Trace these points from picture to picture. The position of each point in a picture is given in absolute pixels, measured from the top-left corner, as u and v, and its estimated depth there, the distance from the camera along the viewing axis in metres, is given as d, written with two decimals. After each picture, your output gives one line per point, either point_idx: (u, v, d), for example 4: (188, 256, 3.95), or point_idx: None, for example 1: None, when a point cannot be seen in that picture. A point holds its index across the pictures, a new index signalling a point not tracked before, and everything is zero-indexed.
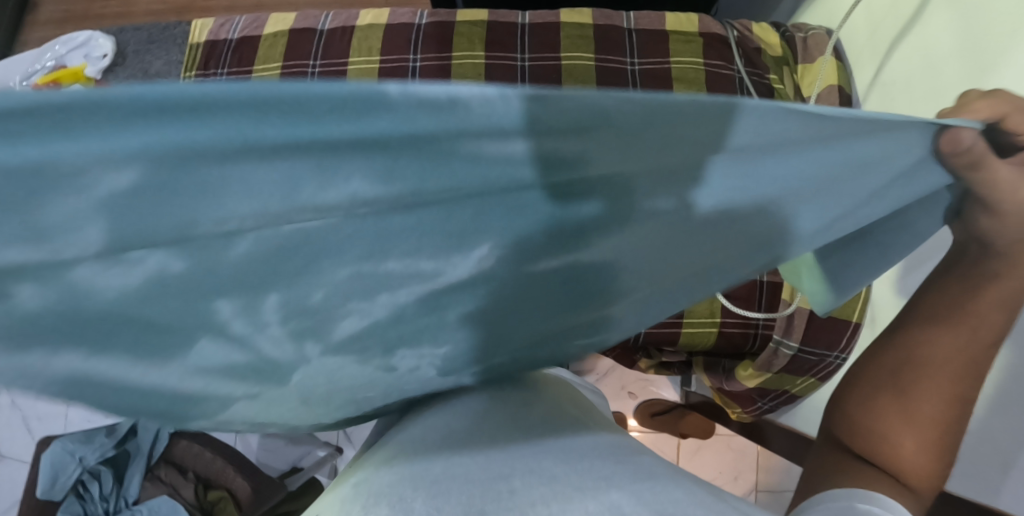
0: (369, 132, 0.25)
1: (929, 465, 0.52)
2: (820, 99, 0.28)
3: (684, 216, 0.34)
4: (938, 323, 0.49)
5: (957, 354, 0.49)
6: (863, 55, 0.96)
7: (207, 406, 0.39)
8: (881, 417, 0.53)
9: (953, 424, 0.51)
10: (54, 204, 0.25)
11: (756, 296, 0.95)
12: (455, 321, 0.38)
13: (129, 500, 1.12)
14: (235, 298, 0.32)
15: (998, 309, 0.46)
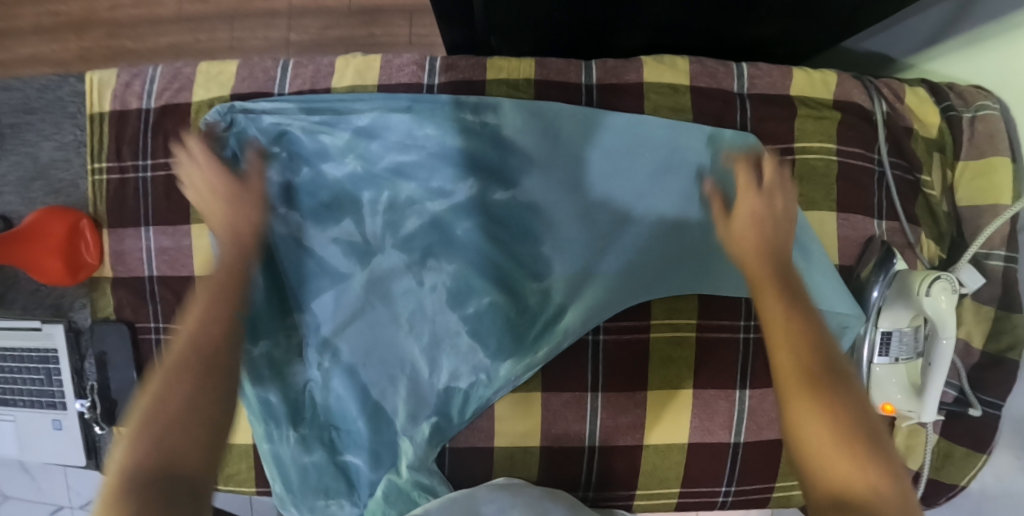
0: (467, 98, 0.76)
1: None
2: (648, 135, 0.75)
3: (609, 201, 0.76)
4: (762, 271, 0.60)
5: (780, 320, 0.55)
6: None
7: (339, 212, 0.77)
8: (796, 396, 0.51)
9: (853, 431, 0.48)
10: (343, 98, 0.76)
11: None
12: (439, 204, 0.76)
13: None
14: (375, 174, 0.76)
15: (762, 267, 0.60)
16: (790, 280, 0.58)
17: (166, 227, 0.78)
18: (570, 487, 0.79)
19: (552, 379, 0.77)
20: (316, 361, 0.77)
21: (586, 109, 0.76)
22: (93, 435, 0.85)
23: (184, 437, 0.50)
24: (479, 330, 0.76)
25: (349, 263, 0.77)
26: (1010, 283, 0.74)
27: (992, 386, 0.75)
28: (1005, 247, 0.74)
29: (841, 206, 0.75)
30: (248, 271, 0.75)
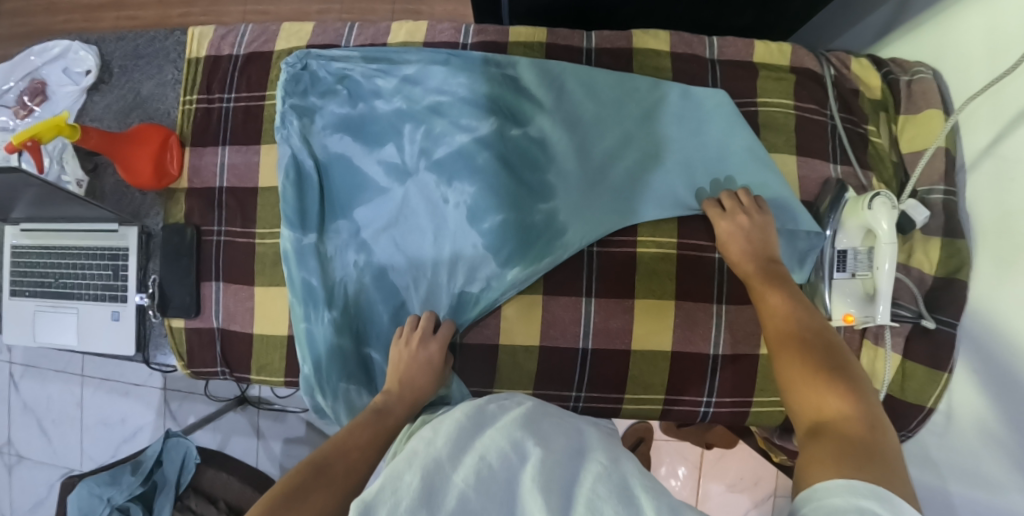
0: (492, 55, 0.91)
1: (834, 453, 0.60)
2: (638, 90, 0.89)
3: (608, 142, 0.90)
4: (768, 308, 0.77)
5: (779, 315, 0.75)
6: (981, 121, 0.83)
7: (384, 139, 0.92)
8: (793, 379, 0.69)
9: (823, 367, 0.68)
10: (396, 51, 0.93)
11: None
12: (463, 136, 0.89)
13: None
14: (414, 110, 0.91)
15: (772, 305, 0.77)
16: (790, 287, 0.78)
17: (240, 146, 0.96)
18: (564, 386, 0.89)
19: (553, 284, 0.89)
20: (356, 261, 0.91)
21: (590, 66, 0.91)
22: (144, 327, 1.01)
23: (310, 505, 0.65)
24: (491, 243, 0.88)
25: (389, 180, 0.92)
26: (951, 213, 0.85)
27: (942, 307, 0.86)
28: (945, 183, 0.86)
29: (799, 150, 0.89)
30: (307, 179, 0.91)
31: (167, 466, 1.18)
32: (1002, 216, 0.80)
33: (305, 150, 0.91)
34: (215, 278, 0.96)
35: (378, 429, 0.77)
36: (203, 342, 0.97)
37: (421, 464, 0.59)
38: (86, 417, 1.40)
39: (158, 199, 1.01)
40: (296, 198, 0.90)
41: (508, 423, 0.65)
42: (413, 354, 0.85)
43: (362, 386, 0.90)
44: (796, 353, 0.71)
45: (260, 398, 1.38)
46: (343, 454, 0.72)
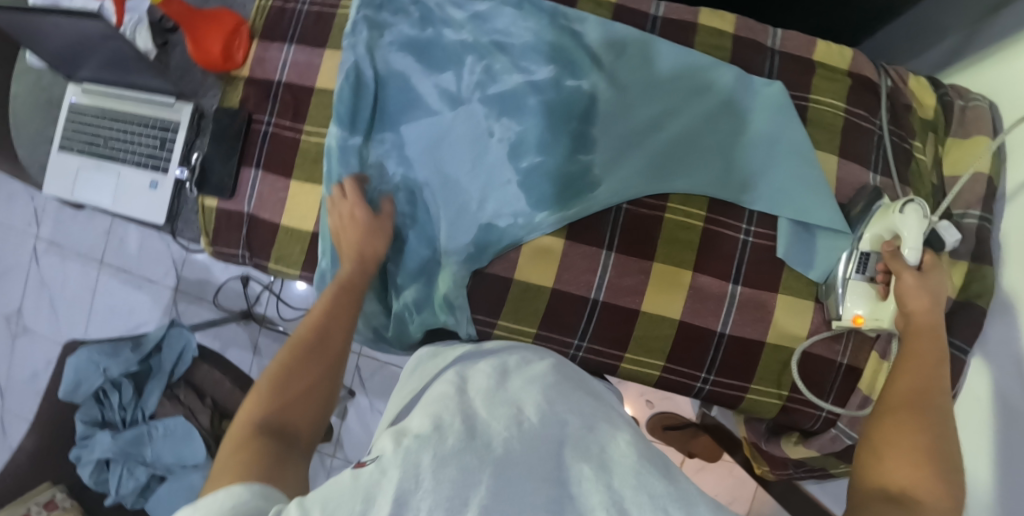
0: (563, 7, 0.94)
1: (919, 460, 0.65)
2: (697, 67, 0.91)
3: (658, 111, 0.90)
4: (902, 374, 0.74)
5: (929, 360, 0.74)
6: None
7: (444, 66, 0.95)
8: (891, 460, 0.67)
9: (934, 456, 0.66)
10: None
11: (833, 378, 0.90)
12: (522, 74, 0.92)
13: (145, 412, 1.18)
14: (478, 44, 0.94)
15: (914, 364, 0.74)
16: (943, 345, 0.75)
17: (306, 47, 1.00)
18: (566, 333, 0.90)
19: (575, 232, 0.90)
20: (392, 173, 0.94)
21: (656, 34, 0.92)
22: (177, 201, 1.04)
23: (299, 405, 0.71)
24: (527, 182, 0.90)
25: (441, 104, 0.94)
26: (983, 239, 0.85)
27: (955, 330, 0.85)
28: (981, 209, 0.86)
29: (841, 152, 0.89)
30: (363, 86, 0.94)
31: (164, 354, 1.21)
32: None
33: (369, 59, 0.95)
34: (256, 166, 1.00)
35: (349, 288, 0.83)
36: (231, 225, 1.00)
37: (458, 409, 0.63)
38: (97, 303, 1.42)
39: (218, 83, 1.05)
40: (350, 99, 0.93)
41: (540, 385, 0.68)
42: (353, 216, 0.88)
43: (372, 292, 0.93)
44: (910, 389, 0.72)
45: (264, 316, 1.39)
46: (322, 336, 0.78)
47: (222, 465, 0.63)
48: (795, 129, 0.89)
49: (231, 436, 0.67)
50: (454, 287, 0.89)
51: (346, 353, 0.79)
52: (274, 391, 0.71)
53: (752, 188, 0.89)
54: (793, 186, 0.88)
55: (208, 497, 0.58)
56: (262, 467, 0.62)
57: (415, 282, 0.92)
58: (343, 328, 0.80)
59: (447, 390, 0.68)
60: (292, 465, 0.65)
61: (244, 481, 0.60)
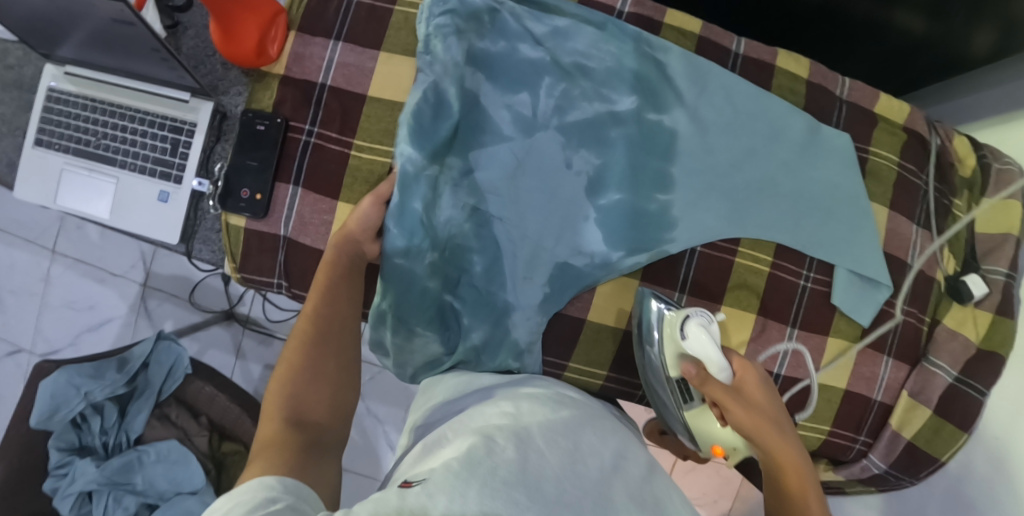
0: (645, 34, 0.92)
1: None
2: (775, 109, 0.91)
3: (736, 152, 0.91)
4: (762, 432, 0.71)
5: (796, 470, 0.69)
6: None
7: (518, 85, 0.91)
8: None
9: None
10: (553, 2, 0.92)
11: (868, 415, 0.92)
12: (605, 102, 0.91)
13: (129, 436, 1.10)
14: (557, 65, 0.91)
15: (750, 410, 0.73)
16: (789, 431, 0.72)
17: (356, 46, 0.93)
18: (636, 374, 0.91)
19: (649, 272, 0.90)
20: (452, 205, 0.86)
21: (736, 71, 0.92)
22: (193, 216, 0.94)
23: (318, 397, 0.70)
24: (604, 219, 0.90)
25: (514, 129, 0.90)
26: (1008, 296, 0.88)
27: (977, 375, 0.89)
28: (1007, 267, 0.89)
29: (893, 205, 0.91)
30: (438, 104, 0.83)
31: (153, 371, 1.12)
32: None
33: (448, 76, 0.84)
34: (294, 183, 0.91)
35: (343, 267, 0.79)
36: (264, 248, 0.91)
37: (513, 433, 0.60)
38: (50, 295, 1.29)
39: (243, 77, 0.96)
40: (429, 121, 0.82)
41: (598, 429, 0.68)
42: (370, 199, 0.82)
43: (437, 334, 0.87)
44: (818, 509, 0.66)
45: (249, 317, 1.27)
46: (331, 319, 0.75)
47: (258, 448, 0.64)
48: (852, 183, 0.91)
49: (266, 419, 0.68)
50: (529, 332, 0.88)
51: (354, 331, 0.77)
52: (290, 377, 0.70)
53: (821, 237, 0.90)
54: (858, 236, 0.90)
55: (244, 484, 0.57)
56: (294, 454, 0.63)
57: (485, 324, 0.88)
58: (346, 298, 0.77)
59: (505, 415, 0.66)
60: (321, 449, 0.67)
61: (279, 468, 0.61)
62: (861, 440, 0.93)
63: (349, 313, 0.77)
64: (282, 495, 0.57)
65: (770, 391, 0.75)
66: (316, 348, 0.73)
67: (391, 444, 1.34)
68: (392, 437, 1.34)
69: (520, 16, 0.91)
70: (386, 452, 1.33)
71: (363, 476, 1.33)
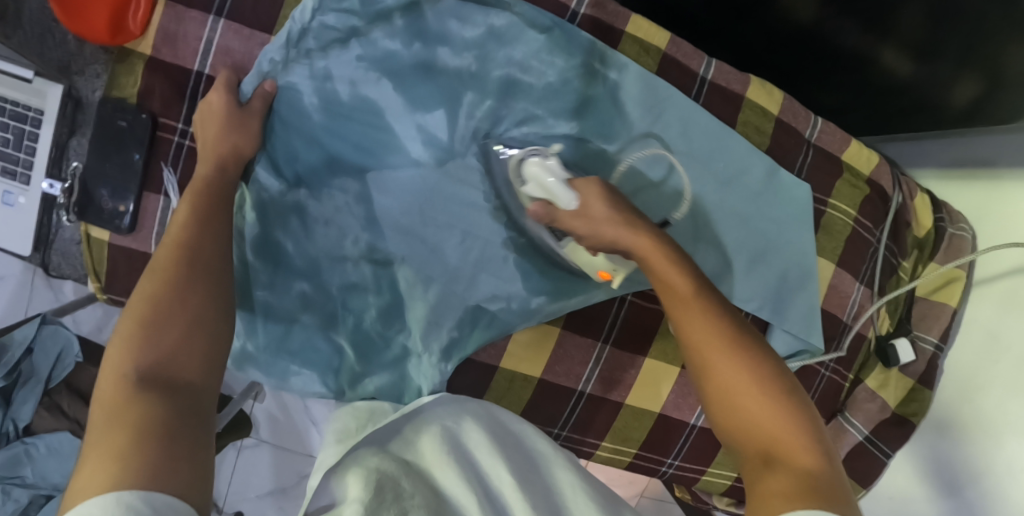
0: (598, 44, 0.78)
1: (760, 392, 0.56)
2: (727, 148, 0.82)
3: (679, 192, 0.82)
4: (655, 260, 0.63)
5: (703, 316, 0.59)
6: (990, 295, 0.84)
7: (440, 99, 0.78)
8: (722, 387, 0.57)
9: (770, 379, 0.56)
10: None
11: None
12: (541, 123, 0.79)
13: (18, 425, 0.96)
14: (488, 76, 0.78)
15: (610, 221, 0.66)
16: (694, 275, 0.62)
17: (242, 27, 0.76)
18: (547, 422, 0.85)
19: (572, 321, 0.83)
20: (328, 236, 0.78)
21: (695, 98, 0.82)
22: (46, 223, 0.79)
23: (178, 345, 0.61)
24: (525, 260, 0.81)
25: (425, 154, 0.78)
26: (933, 368, 0.86)
27: (886, 437, 0.88)
28: (938, 337, 0.86)
29: (840, 262, 0.86)
30: (303, 122, 0.77)
31: (37, 359, 0.97)
32: (974, 383, 0.83)
33: (320, 88, 0.76)
34: (166, 194, 0.78)
35: (208, 191, 0.70)
36: (133, 268, 0.79)
37: (428, 500, 0.63)
38: None
39: (103, 55, 0.78)
40: (292, 139, 0.77)
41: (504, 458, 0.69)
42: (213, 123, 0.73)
43: (320, 376, 0.79)
44: (728, 350, 0.57)
45: None
46: (192, 248, 0.66)
47: (94, 439, 0.55)
48: (793, 242, 0.85)
49: (101, 398, 0.58)
50: (430, 378, 0.80)
51: (224, 264, 0.68)
52: (151, 323, 0.61)
53: (756, 292, 0.84)
54: (790, 294, 0.85)
55: (85, 505, 0.49)
56: (143, 440, 0.54)
57: (383, 370, 0.81)
58: (216, 235, 0.69)
59: (406, 468, 0.66)
60: (180, 409, 0.58)
61: (119, 469, 0.52)
62: None
63: (217, 243, 0.68)
64: None
65: (639, 220, 0.66)
66: (179, 288, 0.64)
67: (313, 419, 1.21)
68: (315, 412, 1.20)
69: (450, 15, 0.76)
70: (308, 428, 1.21)
71: (285, 451, 1.21)
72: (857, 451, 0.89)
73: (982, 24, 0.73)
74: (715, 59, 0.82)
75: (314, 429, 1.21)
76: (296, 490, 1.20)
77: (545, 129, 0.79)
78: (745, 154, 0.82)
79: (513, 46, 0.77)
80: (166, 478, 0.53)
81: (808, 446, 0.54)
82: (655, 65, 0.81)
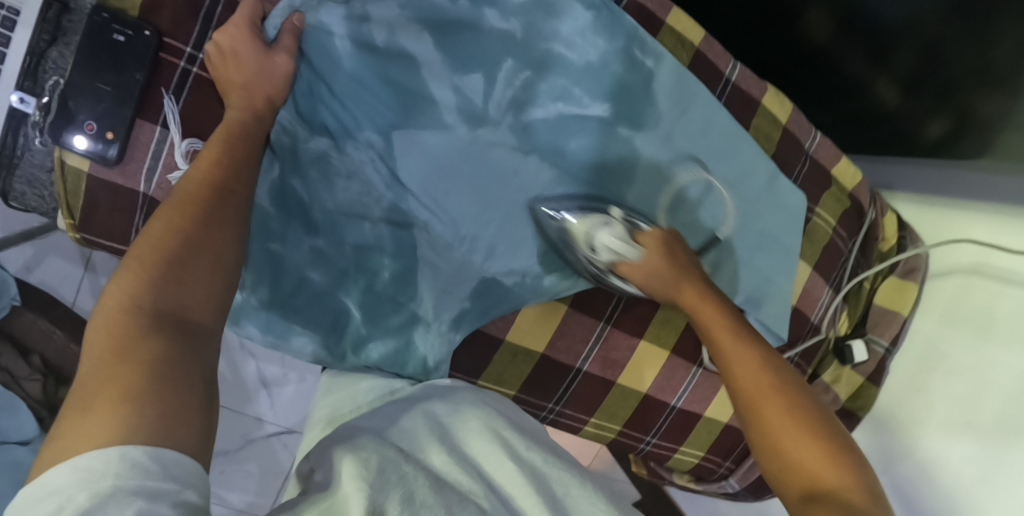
0: (641, 29, 0.78)
1: (802, 429, 0.61)
2: (740, 149, 0.85)
3: (693, 187, 0.85)
4: (711, 312, 0.72)
5: (754, 364, 0.66)
6: (934, 310, 0.96)
7: (480, 62, 0.74)
8: (770, 424, 0.63)
9: (812, 418, 0.62)
10: None
11: (738, 445, 0.97)
12: (576, 101, 0.77)
13: None
14: (531, 46, 0.75)
15: (694, 281, 0.75)
16: (743, 327, 0.70)
17: None
18: (543, 397, 0.86)
19: (579, 300, 0.84)
20: (349, 191, 0.74)
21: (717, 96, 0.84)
22: (14, 142, 0.69)
23: (197, 284, 0.55)
24: (543, 239, 0.80)
25: (457, 118, 0.74)
26: (881, 368, 0.96)
27: None
28: (888, 341, 0.96)
29: (816, 266, 0.94)
30: (331, 66, 0.71)
31: None
32: (909, 391, 0.95)
33: (354, 31, 0.70)
34: (164, 125, 0.71)
35: (235, 131, 0.65)
36: (116, 206, 0.71)
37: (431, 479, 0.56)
38: None
39: None
40: (320, 85, 0.71)
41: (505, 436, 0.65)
42: (239, 58, 0.67)
43: (321, 338, 0.75)
44: (778, 394, 0.64)
45: None
46: (218, 181, 0.61)
47: (96, 373, 0.48)
48: (781, 245, 0.90)
49: (102, 323, 0.51)
50: (433, 345, 0.77)
51: (246, 204, 0.63)
52: (169, 252, 0.55)
53: (746, 288, 0.89)
54: (777, 294, 0.90)
55: (88, 456, 0.45)
56: (153, 381, 0.48)
57: (388, 335, 0.77)
58: (241, 169, 0.63)
59: (404, 445, 0.60)
60: (190, 349, 0.52)
61: (129, 414, 0.46)
62: (726, 465, 0.98)
63: (244, 180, 0.63)
64: (144, 482, 0.44)
65: (689, 273, 0.76)
66: (201, 220, 0.58)
67: (263, 380, 1.22)
68: (265, 372, 1.22)
69: None
70: (257, 390, 1.22)
71: (230, 411, 1.22)
72: None
73: (959, 67, 0.83)
74: (739, 63, 0.85)
75: (263, 391, 1.23)
76: (240, 453, 1.23)
77: (581, 107, 0.77)
78: (759, 156, 0.86)
79: (563, 19, 0.75)
80: (177, 430, 0.48)
81: (839, 470, 0.58)
82: (687, 59, 0.83)
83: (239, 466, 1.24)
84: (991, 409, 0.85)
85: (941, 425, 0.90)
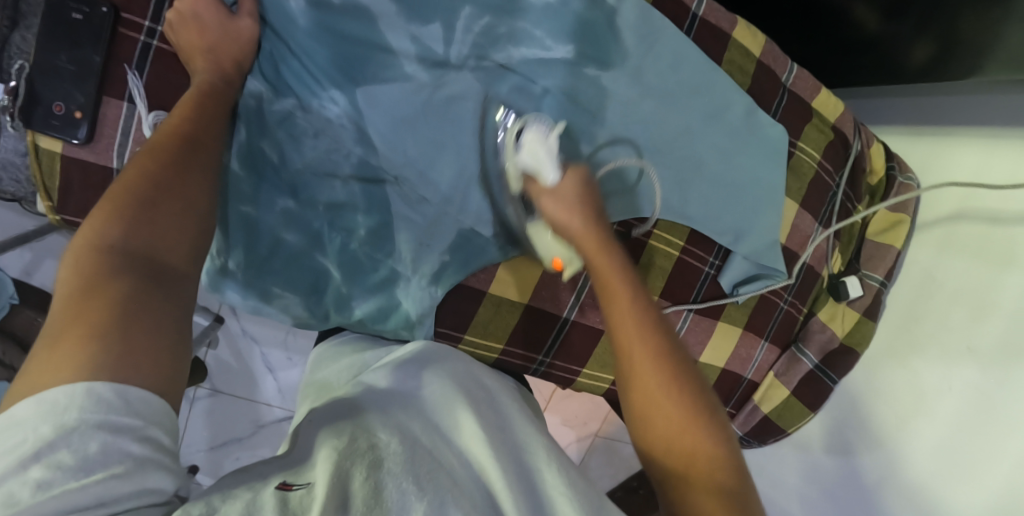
0: None
1: (672, 404, 0.58)
2: (711, 83, 0.84)
3: (667, 125, 0.83)
4: (604, 261, 0.66)
5: (625, 320, 0.62)
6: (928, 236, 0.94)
7: (436, 10, 0.74)
8: (647, 401, 0.59)
9: (700, 400, 0.59)
10: None
11: (737, 389, 0.95)
12: (537, 44, 0.77)
13: None
14: None
15: (566, 206, 0.69)
16: (623, 272, 0.65)
17: None
18: (533, 349, 0.86)
19: None
20: (318, 149, 0.74)
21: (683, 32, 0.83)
22: None
23: (167, 236, 0.56)
24: None
25: (418, 67, 0.74)
26: (877, 302, 0.94)
27: (834, 366, 0.95)
28: (883, 275, 0.94)
29: (804, 203, 0.92)
30: (289, 24, 0.71)
31: None
32: (909, 319, 0.93)
33: None
34: (130, 99, 0.72)
35: (207, 94, 0.66)
36: (90, 184, 0.72)
37: (405, 437, 0.56)
38: None
39: None
40: (281, 48, 0.73)
41: (475, 397, 0.65)
42: (203, 22, 0.67)
43: (303, 299, 0.76)
44: (647, 358, 0.60)
45: None
46: (190, 138, 0.62)
47: (63, 310, 0.49)
48: (762, 180, 0.88)
49: (72, 263, 0.51)
50: (420, 302, 0.78)
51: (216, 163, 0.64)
52: (144, 196, 0.56)
53: (732, 227, 0.88)
54: (764, 229, 0.89)
55: (53, 390, 0.45)
56: (122, 321, 0.49)
57: (370, 294, 0.78)
58: (213, 130, 0.65)
59: (383, 413, 0.59)
60: (159, 295, 0.52)
61: (95, 351, 0.47)
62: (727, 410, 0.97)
63: (216, 140, 0.65)
64: (109, 418, 0.45)
65: (600, 215, 0.70)
66: (173, 171, 0.59)
67: (268, 365, 1.23)
68: (269, 357, 1.23)
69: None
70: (263, 374, 1.23)
71: (239, 397, 1.23)
72: (809, 377, 0.95)
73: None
74: None
75: (269, 375, 1.24)
76: (252, 439, 1.24)
77: (543, 49, 0.77)
78: (733, 90, 0.85)
79: None
80: (143, 365, 0.48)
81: (702, 428, 0.57)
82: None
83: (252, 452, 1.25)
84: (993, 333, 0.82)
85: (939, 359, 0.87)
